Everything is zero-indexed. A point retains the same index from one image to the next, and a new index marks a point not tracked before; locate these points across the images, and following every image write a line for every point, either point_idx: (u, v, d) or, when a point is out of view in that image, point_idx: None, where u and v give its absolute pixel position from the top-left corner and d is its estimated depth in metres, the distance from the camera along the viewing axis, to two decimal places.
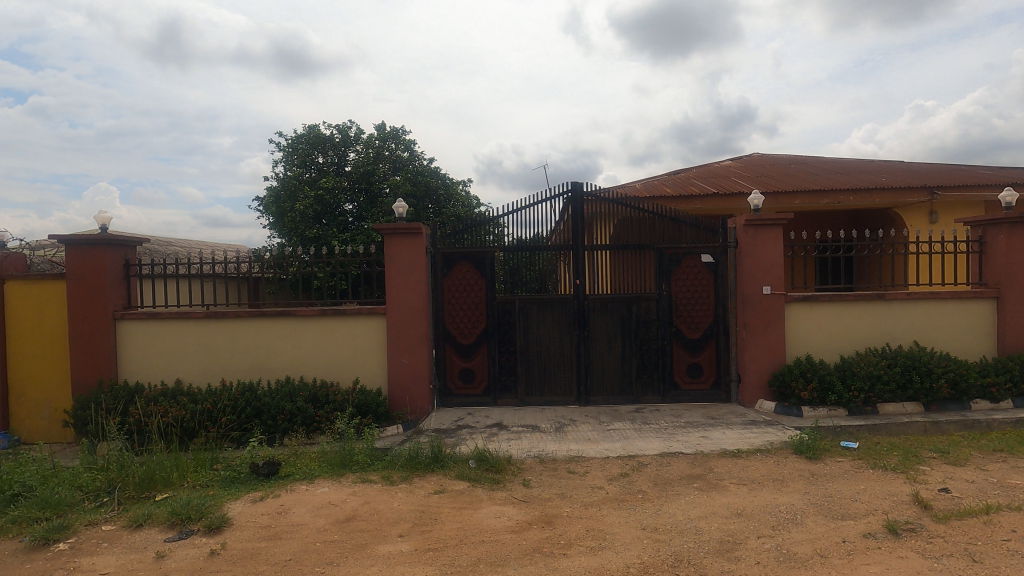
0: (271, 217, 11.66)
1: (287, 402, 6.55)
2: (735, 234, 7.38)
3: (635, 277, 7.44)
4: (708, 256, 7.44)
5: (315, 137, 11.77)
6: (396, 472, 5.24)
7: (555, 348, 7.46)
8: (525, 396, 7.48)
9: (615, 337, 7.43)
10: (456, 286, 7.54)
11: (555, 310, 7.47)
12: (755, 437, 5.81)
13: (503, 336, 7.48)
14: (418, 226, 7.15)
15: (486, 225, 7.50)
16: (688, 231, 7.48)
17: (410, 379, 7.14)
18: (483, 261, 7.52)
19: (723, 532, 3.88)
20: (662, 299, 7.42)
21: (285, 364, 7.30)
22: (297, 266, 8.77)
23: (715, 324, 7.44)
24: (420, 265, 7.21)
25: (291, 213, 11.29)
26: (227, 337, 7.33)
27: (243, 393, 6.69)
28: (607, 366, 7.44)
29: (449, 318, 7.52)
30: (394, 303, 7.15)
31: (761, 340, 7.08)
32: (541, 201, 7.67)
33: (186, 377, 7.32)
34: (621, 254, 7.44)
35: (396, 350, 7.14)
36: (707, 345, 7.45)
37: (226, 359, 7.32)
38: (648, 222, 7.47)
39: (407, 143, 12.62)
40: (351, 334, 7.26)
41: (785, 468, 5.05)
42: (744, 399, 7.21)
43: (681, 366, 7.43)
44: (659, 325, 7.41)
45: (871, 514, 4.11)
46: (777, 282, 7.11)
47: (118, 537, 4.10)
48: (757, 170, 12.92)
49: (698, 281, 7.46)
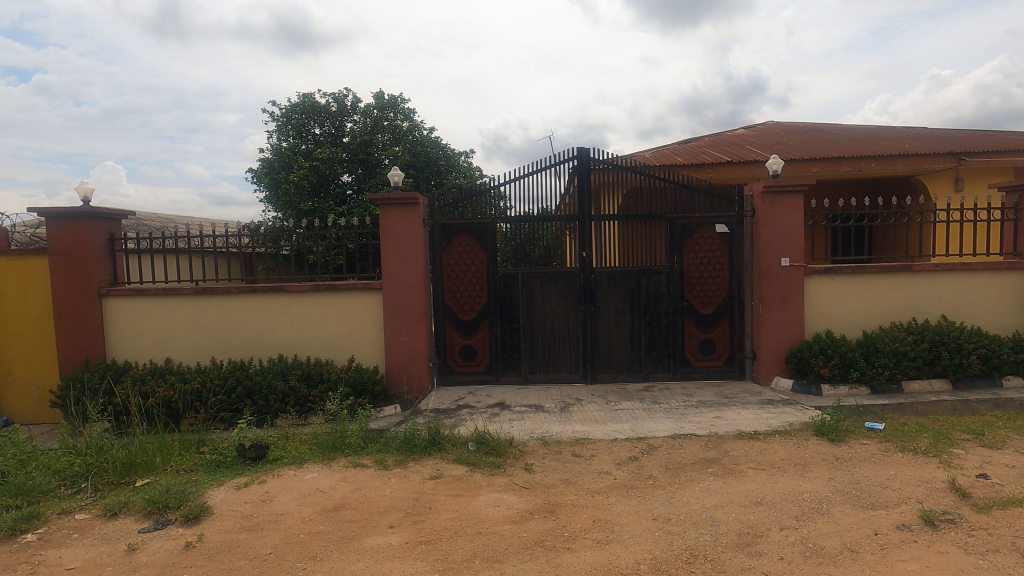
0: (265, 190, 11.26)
1: (279, 381, 6.28)
2: (752, 203, 6.92)
3: (644, 248, 7.03)
4: (723, 226, 6.99)
5: (310, 107, 11.30)
6: (391, 456, 4.95)
7: (560, 324, 7.09)
8: (529, 374, 7.14)
9: (623, 313, 7.05)
10: (455, 260, 7.15)
11: (560, 285, 7.08)
12: (773, 418, 5.44)
13: (506, 311, 7.12)
14: (415, 196, 6.75)
15: (487, 194, 7.10)
16: (701, 199, 7.02)
17: (408, 357, 6.83)
18: (484, 233, 7.12)
19: (742, 524, 3.55)
20: (673, 272, 7.02)
21: (278, 342, 7.00)
22: (294, 239, 8.49)
23: (729, 298, 7.04)
24: (417, 238, 6.84)
25: (285, 184, 10.87)
26: (217, 314, 7.02)
27: (234, 372, 6.42)
28: (615, 343, 7.07)
29: (449, 293, 7.15)
30: (390, 278, 6.80)
31: (778, 315, 6.71)
32: (546, 168, 7.23)
33: (176, 356, 7.04)
34: (629, 225, 7.02)
35: (394, 327, 6.82)
36: (721, 320, 7.05)
37: (216, 337, 7.02)
38: (659, 190, 7.03)
39: (407, 112, 12.13)
40: (346, 310, 6.93)
41: (806, 451, 4.70)
42: (759, 376, 6.84)
43: (692, 343, 7.05)
44: (670, 300, 7.02)
45: (904, 503, 3.76)
46: (796, 253, 6.68)
47: (91, 527, 3.84)
48: (772, 138, 12.34)
49: (711, 253, 7.02)
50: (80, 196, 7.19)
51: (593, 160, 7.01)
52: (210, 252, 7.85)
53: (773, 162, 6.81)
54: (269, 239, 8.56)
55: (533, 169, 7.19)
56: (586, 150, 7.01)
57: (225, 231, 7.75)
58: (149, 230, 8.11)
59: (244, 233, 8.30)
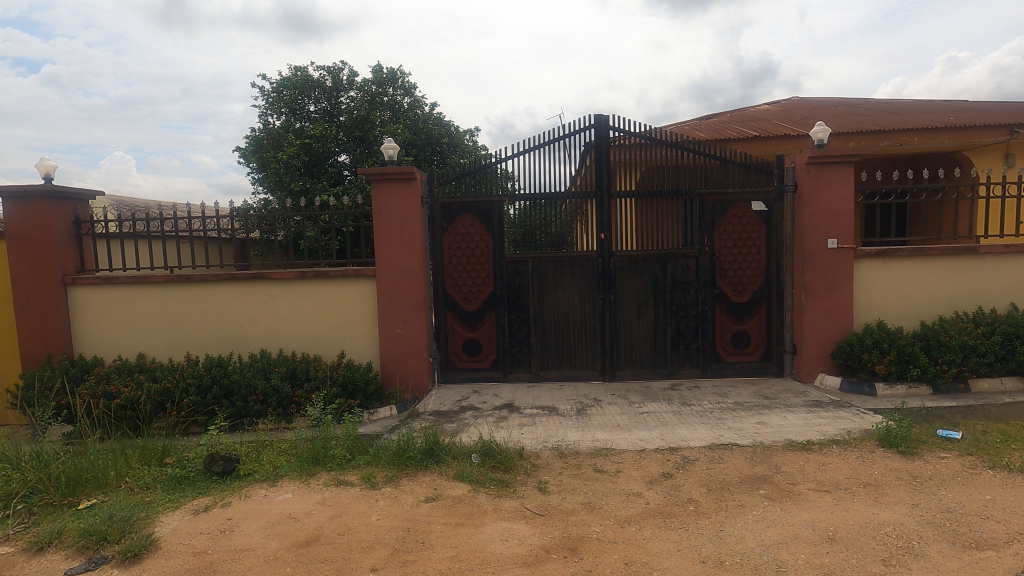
0: (255, 171, 10.51)
1: (260, 380, 5.59)
2: (794, 176, 6.08)
3: (671, 229, 6.23)
4: (760, 203, 6.17)
5: (303, 82, 10.53)
6: (381, 470, 4.23)
7: (576, 315, 6.32)
8: (540, 371, 6.38)
9: (646, 303, 6.27)
10: (457, 243, 6.39)
11: (575, 270, 6.30)
12: (827, 425, 4.66)
13: (514, 301, 6.36)
14: (411, 169, 5.98)
15: (492, 168, 6.32)
16: (735, 173, 6.18)
17: (405, 352, 6.12)
18: (489, 213, 6.34)
19: (816, 571, 2.79)
20: (703, 256, 6.21)
21: (261, 336, 6.30)
22: (283, 223, 7.79)
23: (766, 285, 6.23)
24: (413, 218, 6.08)
25: (275, 164, 10.10)
26: (194, 304, 6.32)
27: (210, 369, 5.74)
28: (637, 335, 6.30)
29: (451, 280, 6.40)
30: (384, 263, 6.07)
31: (823, 304, 5.92)
32: (559, 138, 6.41)
33: (149, 351, 6.35)
34: (654, 202, 6.22)
35: (389, 318, 6.10)
36: (757, 310, 6.25)
37: (193, 330, 6.33)
38: (688, 161, 6.20)
39: (408, 88, 11.35)
40: (336, 300, 6.22)
41: (875, 468, 3.93)
42: (800, 373, 6.05)
43: (724, 335, 6.27)
44: (699, 288, 6.22)
45: (1016, 541, 2.99)
46: (845, 233, 5.86)
47: (10, 567, 3.16)
48: (800, 113, 11.41)
49: (747, 233, 6.20)
50: (41, 174, 6.46)
51: (612, 128, 6.20)
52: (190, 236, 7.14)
53: (819, 129, 5.96)
54: (255, 223, 7.85)
55: (544, 140, 6.39)
56: (603, 117, 6.19)
57: (205, 213, 7.04)
58: (123, 212, 7.41)
59: (228, 216, 7.60)
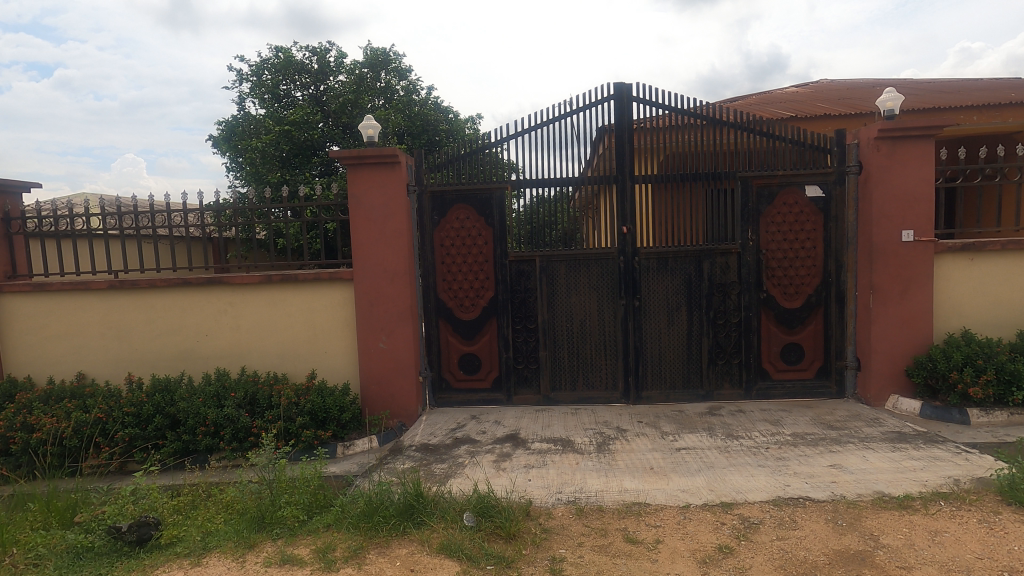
0: (232, 161, 9.52)
1: (211, 409, 4.63)
2: (858, 154, 5.00)
3: (707, 220, 5.16)
4: (816, 188, 5.09)
5: (285, 63, 9.55)
6: (343, 539, 3.23)
7: (593, 325, 5.29)
8: (551, 392, 5.35)
9: (678, 310, 5.23)
10: (451, 240, 5.36)
11: (592, 271, 5.26)
12: (924, 470, 3.60)
13: (519, 308, 5.34)
14: (394, 151, 4.97)
15: (492, 149, 5.31)
16: (786, 151, 5.10)
17: (388, 371, 5.13)
18: (489, 203, 5.32)
19: None
20: (747, 252, 5.15)
21: (219, 352, 5.33)
22: (270, 219, 6.80)
23: (823, 287, 5.15)
24: (397, 210, 5.08)
25: (251, 152, 9.10)
26: (142, 314, 5.35)
27: (154, 395, 4.79)
28: (666, 348, 5.25)
29: (443, 283, 5.39)
30: (363, 264, 5.09)
31: (895, 310, 4.87)
32: (571, 113, 5.37)
33: (89, 370, 5.40)
34: (686, 188, 5.17)
35: (370, 330, 5.12)
36: (812, 317, 5.18)
37: (140, 344, 5.36)
38: (728, 139, 5.14)
39: (402, 71, 10.37)
40: (308, 310, 5.24)
41: (1011, 540, 2.88)
42: (867, 394, 4.99)
43: (772, 348, 5.21)
44: (742, 291, 5.16)
45: None
46: (922, 223, 4.80)
47: None
48: (834, 93, 10.25)
49: (800, 225, 5.13)
50: None
51: (634, 100, 5.16)
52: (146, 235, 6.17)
53: (890, 96, 4.87)
54: (234, 218, 6.81)
55: (553, 115, 5.35)
56: (624, 86, 5.15)
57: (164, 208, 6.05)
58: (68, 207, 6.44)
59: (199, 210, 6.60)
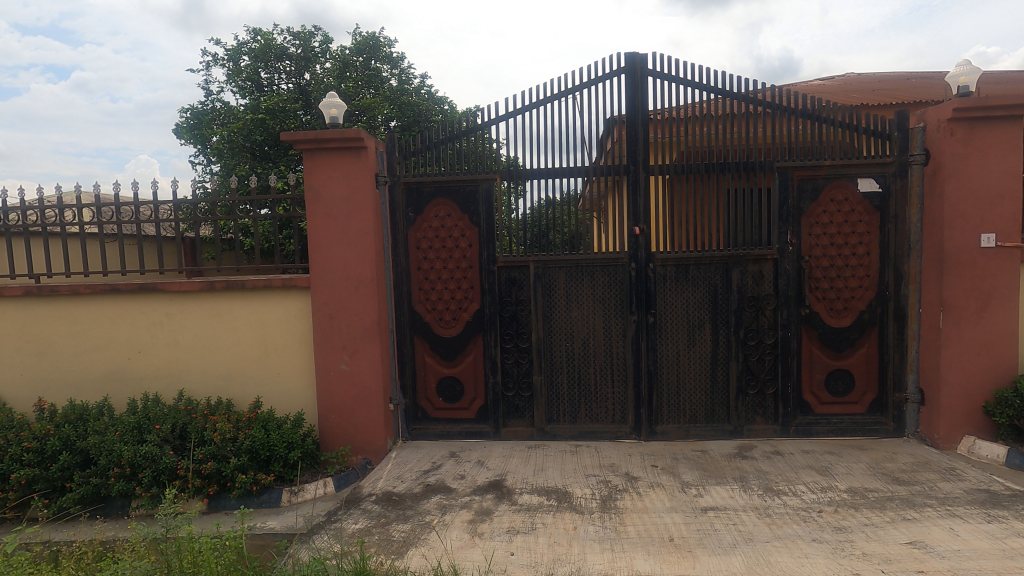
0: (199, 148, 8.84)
1: (129, 445, 3.79)
2: (925, 139, 4.07)
3: (737, 220, 4.27)
4: (870, 181, 4.18)
5: (262, 47, 8.77)
6: None
7: (597, 344, 4.40)
8: (547, 425, 4.46)
9: (700, 328, 4.33)
10: (429, 241, 4.50)
11: (597, 280, 4.38)
12: None
13: (509, 323, 4.45)
14: (359, 134, 4.11)
15: (480, 134, 4.45)
16: (835, 137, 4.19)
17: (351, 397, 4.27)
18: (474, 197, 4.45)
19: None
20: (786, 259, 4.24)
21: (152, 372, 4.48)
22: (244, 215, 5.34)
23: (878, 302, 4.23)
24: (363, 204, 4.22)
25: (218, 141, 8.41)
26: (64, 327, 4.52)
27: (64, 426, 3.97)
28: (686, 374, 4.35)
29: (419, 292, 4.52)
30: (321, 270, 4.24)
31: (969, 332, 3.96)
32: (575, 89, 4.46)
33: (4, 393, 4.59)
34: (712, 181, 4.28)
35: (330, 348, 4.28)
36: (864, 339, 4.27)
37: (62, 362, 4.53)
38: (764, 122, 4.24)
39: (392, 58, 9.59)
40: (257, 323, 4.40)
41: None
42: (933, 434, 4.07)
43: (814, 375, 4.31)
44: (779, 306, 4.26)
45: None
46: (1004, 225, 3.89)
47: None
48: (866, 84, 9.29)
49: (850, 226, 4.21)
50: None
51: (651, 75, 4.27)
52: (99, 235, 4.81)
53: (964, 68, 3.96)
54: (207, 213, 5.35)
55: (553, 92, 4.46)
56: (638, 57, 4.26)
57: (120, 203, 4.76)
58: None
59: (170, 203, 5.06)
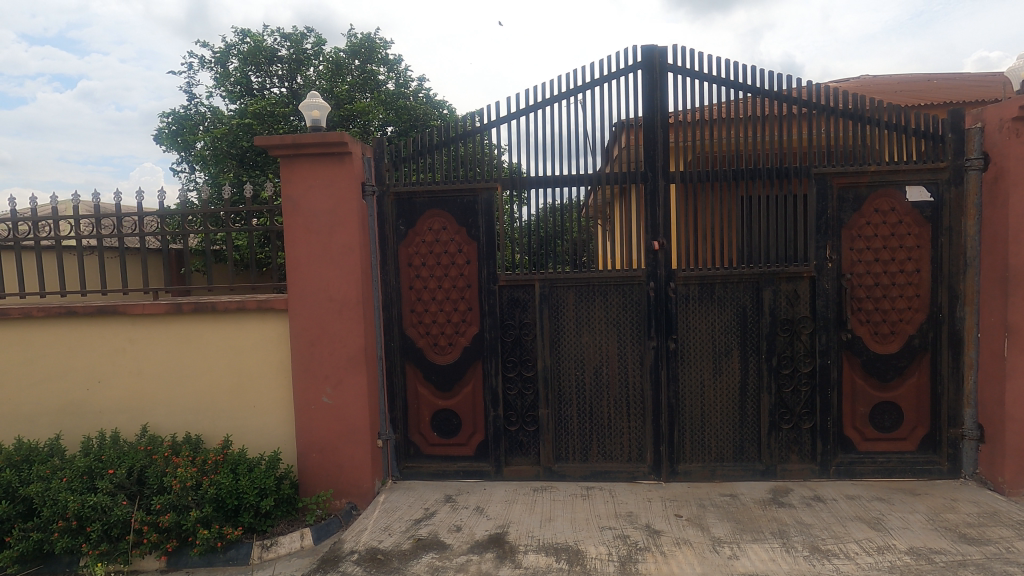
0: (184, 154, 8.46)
1: (77, 495, 3.31)
2: (984, 141, 3.59)
3: (768, 232, 3.78)
4: (920, 189, 3.69)
5: (251, 49, 8.33)
6: None
7: (611, 372, 3.92)
8: (554, 464, 3.97)
9: (727, 355, 3.83)
10: (422, 257, 4.02)
11: (611, 301, 3.90)
12: None
13: (512, 348, 3.97)
14: (343, 138, 3.65)
15: (477, 138, 3.99)
16: (880, 139, 3.71)
17: (334, 434, 3.79)
18: (472, 208, 3.97)
19: None
20: (825, 277, 3.75)
21: (113, 405, 4.01)
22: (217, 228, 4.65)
23: (929, 326, 3.74)
24: (347, 217, 3.75)
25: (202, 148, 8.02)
26: (16, 356, 4.05)
27: (6, 470, 3.50)
28: (711, 407, 3.86)
29: (412, 314, 4.05)
30: (300, 291, 3.77)
31: None
32: (585, 88, 3.99)
33: None
34: (740, 189, 3.80)
35: (310, 378, 3.79)
36: (914, 367, 3.77)
37: (14, 395, 4.07)
38: (799, 123, 3.76)
39: (389, 61, 9.18)
40: (229, 351, 3.92)
41: None
42: (995, 476, 3.57)
43: (857, 408, 3.80)
44: (817, 330, 3.76)
45: None
46: None
47: None
48: (886, 85, 8.83)
49: (897, 239, 3.72)
50: None
51: (671, 71, 3.80)
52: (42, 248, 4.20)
53: None
54: (187, 225, 4.49)
55: (562, 91, 3.98)
56: (656, 52, 3.80)
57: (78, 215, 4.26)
58: None
59: (138, 214, 4.33)
